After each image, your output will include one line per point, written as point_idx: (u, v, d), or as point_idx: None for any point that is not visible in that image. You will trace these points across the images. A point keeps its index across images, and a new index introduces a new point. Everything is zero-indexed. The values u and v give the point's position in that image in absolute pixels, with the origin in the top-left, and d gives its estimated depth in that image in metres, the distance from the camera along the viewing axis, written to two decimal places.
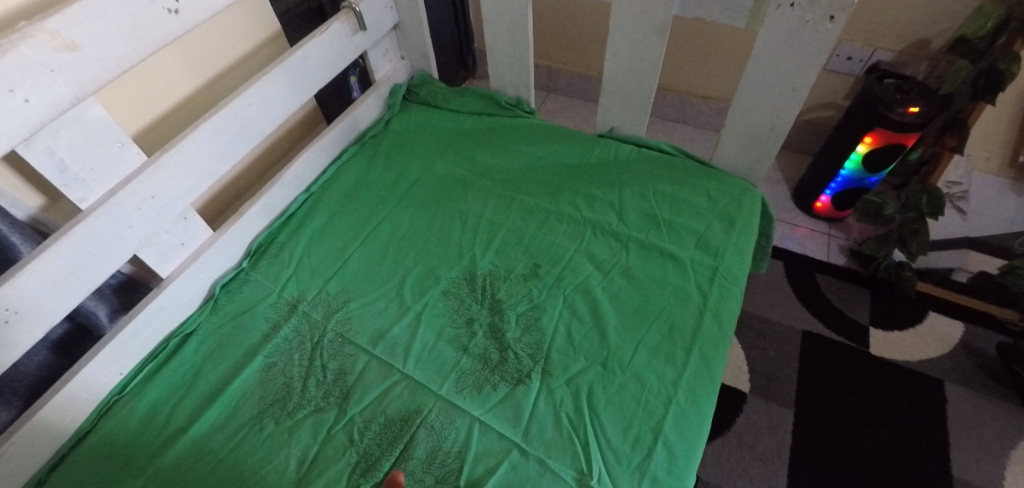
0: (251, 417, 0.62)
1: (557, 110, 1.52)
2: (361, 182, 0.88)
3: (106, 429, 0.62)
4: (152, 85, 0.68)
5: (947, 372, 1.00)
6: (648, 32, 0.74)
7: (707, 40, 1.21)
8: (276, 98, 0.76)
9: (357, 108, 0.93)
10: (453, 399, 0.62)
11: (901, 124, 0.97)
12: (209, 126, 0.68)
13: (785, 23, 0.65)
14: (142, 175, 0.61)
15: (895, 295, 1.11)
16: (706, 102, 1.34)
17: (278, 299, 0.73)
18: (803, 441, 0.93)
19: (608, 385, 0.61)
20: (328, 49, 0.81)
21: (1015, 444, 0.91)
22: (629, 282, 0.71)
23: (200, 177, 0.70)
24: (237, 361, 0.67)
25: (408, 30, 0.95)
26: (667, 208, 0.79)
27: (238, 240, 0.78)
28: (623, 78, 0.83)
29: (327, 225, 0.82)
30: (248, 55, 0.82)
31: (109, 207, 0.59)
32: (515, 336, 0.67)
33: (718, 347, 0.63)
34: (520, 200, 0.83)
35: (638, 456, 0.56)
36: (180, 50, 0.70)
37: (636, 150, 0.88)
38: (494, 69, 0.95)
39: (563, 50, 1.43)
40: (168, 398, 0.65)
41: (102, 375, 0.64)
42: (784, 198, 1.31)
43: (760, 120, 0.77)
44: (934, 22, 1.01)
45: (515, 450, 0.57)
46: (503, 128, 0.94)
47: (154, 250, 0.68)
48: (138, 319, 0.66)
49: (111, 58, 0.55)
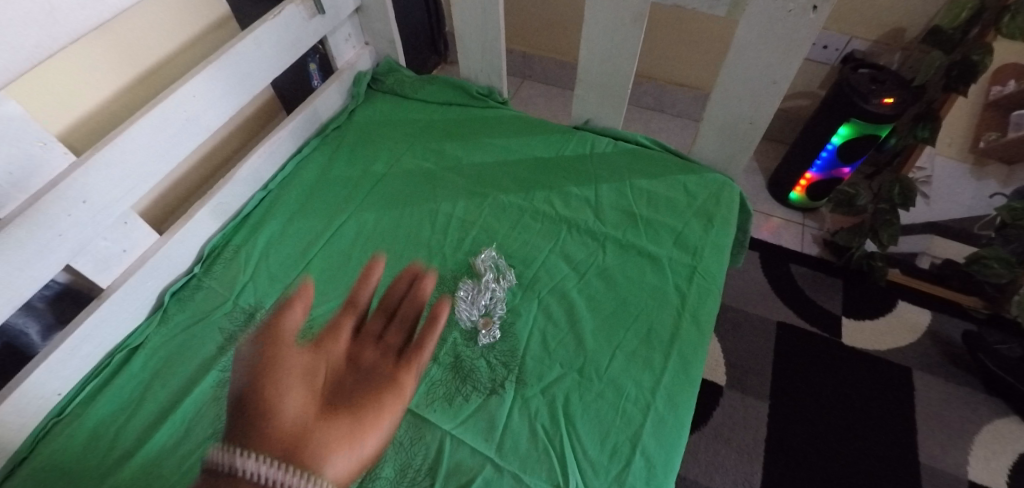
0: (205, 438, 0.58)
1: (532, 97, 1.47)
2: (323, 178, 0.83)
3: (42, 457, 0.57)
4: (80, 74, 0.61)
5: (915, 361, 1.02)
6: (625, 20, 0.71)
7: (684, 27, 1.19)
8: (225, 89, 0.70)
9: (318, 98, 0.87)
10: (423, 413, 0.58)
11: (876, 115, 0.96)
12: (147, 121, 0.61)
13: (766, 13, 0.62)
14: (70, 177, 0.55)
15: (866, 285, 1.12)
16: (683, 90, 1.32)
17: (234, 308, 0.68)
18: (778, 433, 0.93)
19: (585, 393, 0.59)
20: (282, 35, 0.75)
21: (978, 429, 0.94)
22: (606, 283, 0.69)
23: (140, 177, 0.63)
24: (189, 377, 0.63)
25: (371, 14, 0.89)
26: (644, 204, 0.76)
27: (189, 243, 0.72)
28: (599, 68, 0.79)
29: (286, 225, 0.77)
30: (193, 41, 0.76)
31: (32, 213, 0.52)
32: (488, 343, 0.64)
33: (697, 350, 0.62)
34: (493, 196, 0.79)
35: (616, 467, 0.54)
36: (112, 34, 0.63)
37: (612, 143, 0.85)
38: (465, 56, 0.90)
39: (537, 34, 1.38)
40: (113, 419, 0.60)
41: (37, 397, 0.58)
42: (759, 188, 1.30)
43: (739, 113, 0.75)
44: (909, 11, 1.00)
45: (488, 464, 0.55)
46: (475, 120, 0.89)
47: (90, 259, 0.62)
48: (75, 334, 0.60)
49: (24, 47, 0.48)
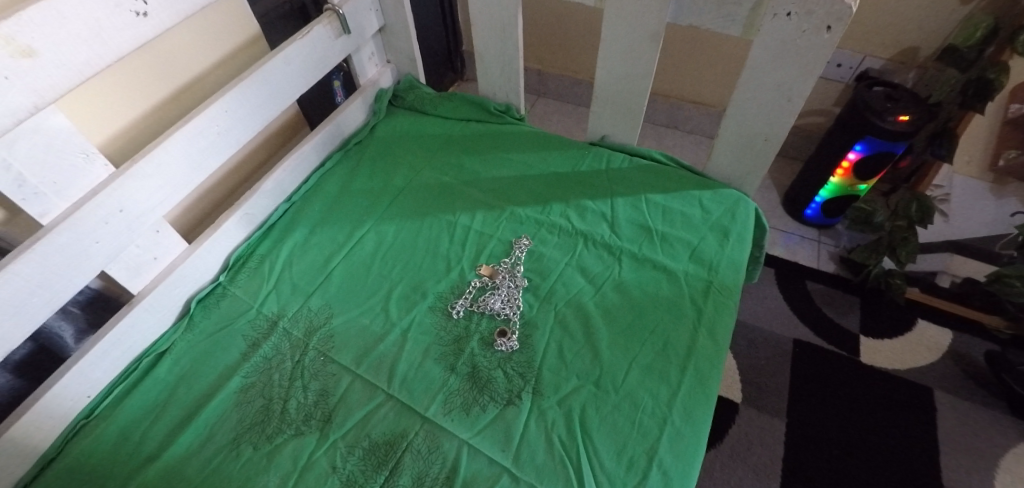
0: (227, 442, 0.59)
1: (547, 114, 1.50)
2: (345, 191, 0.85)
3: (73, 456, 0.58)
4: (118, 90, 0.65)
5: (936, 380, 1.00)
6: (641, 40, 0.73)
7: (699, 45, 1.20)
8: (255, 105, 0.73)
9: (341, 113, 0.90)
10: (440, 421, 0.59)
11: (892, 133, 0.96)
12: (182, 135, 0.64)
13: (781, 33, 0.64)
14: (110, 187, 0.58)
15: (884, 303, 1.11)
16: (697, 107, 1.33)
17: (257, 316, 0.70)
18: (796, 453, 0.91)
19: (601, 405, 0.59)
20: (309, 53, 0.78)
21: (1004, 453, 0.91)
22: (623, 297, 0.69)
23: (173, 188, 0.66)
24: (214, 381, 0.64)
25: (394, 33, 0.92)
26: (660, 218, 0.77)
27: (215, 252, 0.74)
28: (614, 85, 0.81)
29: (309, 236, 0.79)
30: (224, 59, 0.79)
31: (72, 221, 0.55)
32: (504, 354, 0.65)
33: (713, 364, 0.62)
34: (511, 210, 0.81)
35: (632, 480, 0.54)
36: (151, 52, 0.67)
37: (628, 159, 0.86)
38: (483, 74, 0.93)
39: (553, 53, 1.41)
40: (140, 421, 0.61)
41: (68, 399, 0.60)
42: (774, 204, 1.30)
43: (754, 130, 0.75)
44: (924, 30, 1.01)
45: (505, 475, 0.55)
46: (493, 136, 0.92)
47: (122, 265, 0.64)
48: (108, 338, 0.62)
49: (74, 65, 0.51)
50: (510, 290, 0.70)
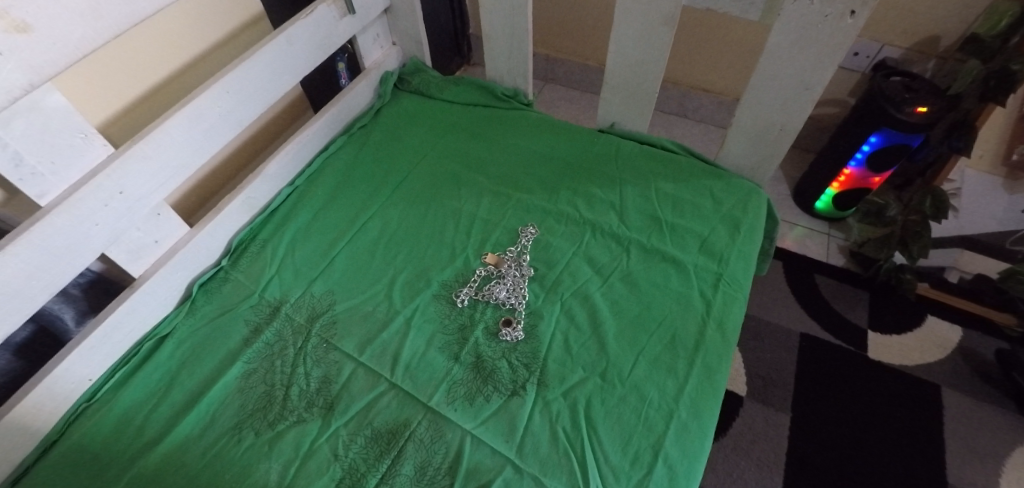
0: (230, 427, 0.58)
1: (555, 100, 1.47)
2: (349, 175, 0.84)
3: (75, 439, 0.58)
4: (117, 69, 0.64)
5: (944, 377, 0.99)
6: (655, 23, 0.70)
7: (712, 29, 1.17)
8: (257, 86, 0.71)
9: (345, 96, 0.88)
10: (443, 411, 0.58)
11: (908, 124, 0.94)
12: (182, 116, 0.62)
13: (802, 17, 0.61)
14: (109, 168, 0.56)
15: (894, 298, 1.09)
16: (707, 95, 1.31)
17: (259, 301, 0.69)
18: (800, 446, 0.91)
19: (607, 397, 0.58)
20: (313, 33, 0.76)
21: (1011, 452, 0.90)
22: (630, 289, 0.68)
23: (174, 171, 0.65)
24: (215, 367, 0.63)
25: (400, 15, 0.90)
26: (669, 208, 0.75)
27: (217, 236, 0.73)
28: (626, 71, 0.79)
29: (312, 220, 0.78)
30: (226, 39, 0.78)
31: (70, 202, 0.54)
32: (511, 345, 0.64)
33: (722, 358, 0.61)
34: (517, 198, 0.79)
35: (637, 473, 0.53)
36: (150, 32, 0.66)
37: (637, 146, 0.84)
38: (491, 57, 0.90)
39: (562, 38, 1.39)
40: (142, 405, 0.61)
41: (69, 381, 0.59)
42: (784, 196, 1.28)
43: (769, 118, 0.73)
44: (946, 18, 0.98)
45: (508, 466, 0.54)
46: (501, 121, 0.90)
47: (123, 248, 0.63)
48: (108, 322, 0.61)
49: (69, 42, 0.50)
50: (515, 280, 0.69)
